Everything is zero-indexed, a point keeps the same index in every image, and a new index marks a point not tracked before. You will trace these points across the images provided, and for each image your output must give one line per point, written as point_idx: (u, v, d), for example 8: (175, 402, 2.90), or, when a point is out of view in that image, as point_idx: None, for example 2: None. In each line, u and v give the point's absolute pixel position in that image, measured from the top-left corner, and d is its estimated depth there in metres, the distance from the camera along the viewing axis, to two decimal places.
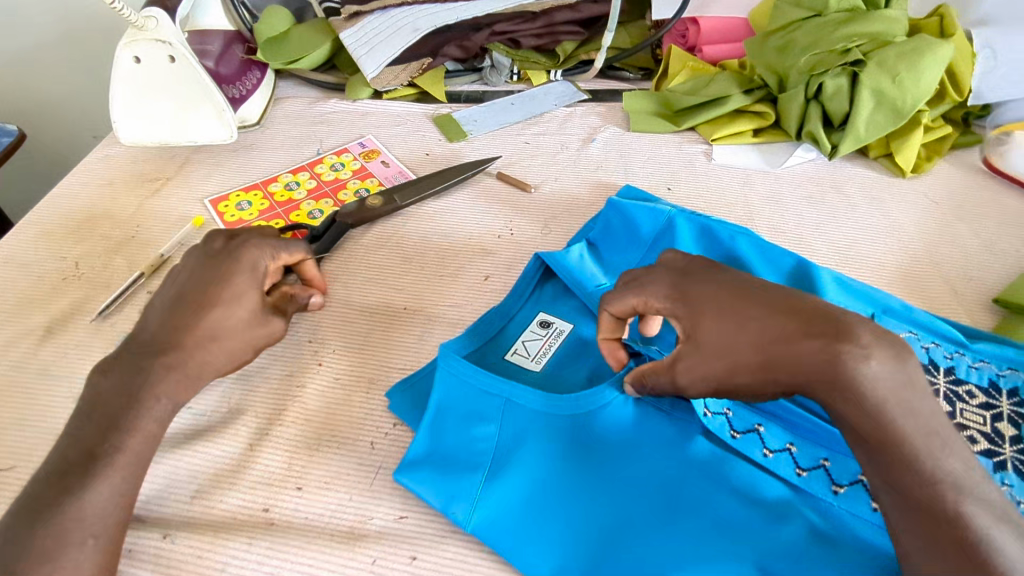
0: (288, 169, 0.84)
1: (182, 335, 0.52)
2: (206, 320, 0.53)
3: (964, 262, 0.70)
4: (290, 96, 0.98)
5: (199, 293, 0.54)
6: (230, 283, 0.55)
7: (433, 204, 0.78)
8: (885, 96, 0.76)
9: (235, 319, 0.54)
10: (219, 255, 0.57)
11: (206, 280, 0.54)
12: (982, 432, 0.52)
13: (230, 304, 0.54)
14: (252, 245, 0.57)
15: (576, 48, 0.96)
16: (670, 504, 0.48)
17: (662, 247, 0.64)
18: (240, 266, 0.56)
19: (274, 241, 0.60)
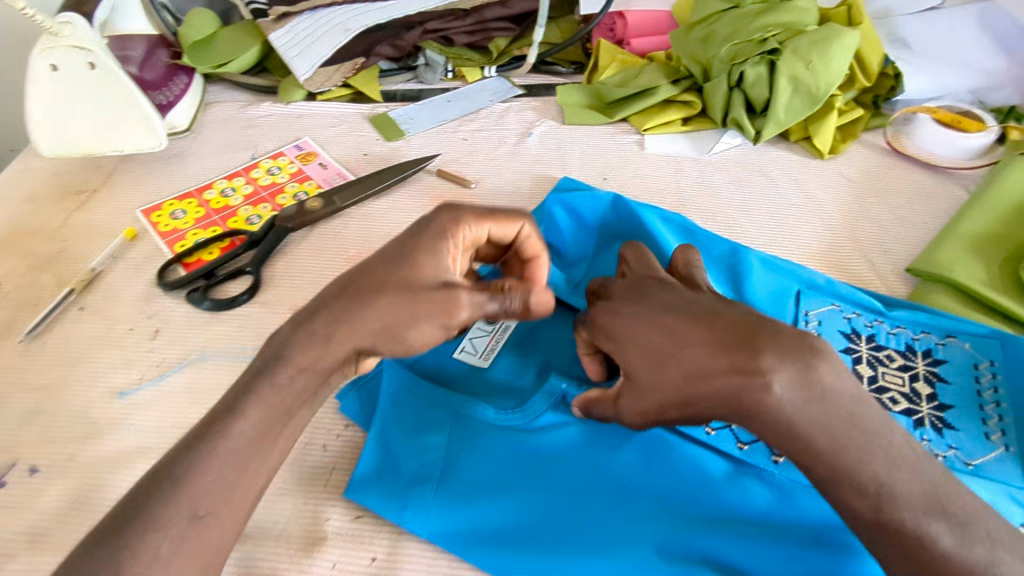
0: (222, 176, 0.82)
1: (404, 299, 0.43)
2: (415, 287, 0.43)
3: (878, 235, 0.75)
4: (220, 100, 0.95)
5: (364, 266, 0.45)
6: (426, 251, 0.45)
7: (374, 204, 0.79)
8: (801, 82, 0.80)
9: (426, 289, 0.43)
10: (417, 228, 0.47)
11: (402, 249, 0.45)
12: (902, 392, 0.56)
13: (419, 273, 0.44)
14: (439, 214, 0.47)
15: (508, 44, 0.98)
16: (627, 488, 0.49)
17: (609, 236, 0.66)
18: (430, 235, 0.45)
19: (481, 211, 0.49)
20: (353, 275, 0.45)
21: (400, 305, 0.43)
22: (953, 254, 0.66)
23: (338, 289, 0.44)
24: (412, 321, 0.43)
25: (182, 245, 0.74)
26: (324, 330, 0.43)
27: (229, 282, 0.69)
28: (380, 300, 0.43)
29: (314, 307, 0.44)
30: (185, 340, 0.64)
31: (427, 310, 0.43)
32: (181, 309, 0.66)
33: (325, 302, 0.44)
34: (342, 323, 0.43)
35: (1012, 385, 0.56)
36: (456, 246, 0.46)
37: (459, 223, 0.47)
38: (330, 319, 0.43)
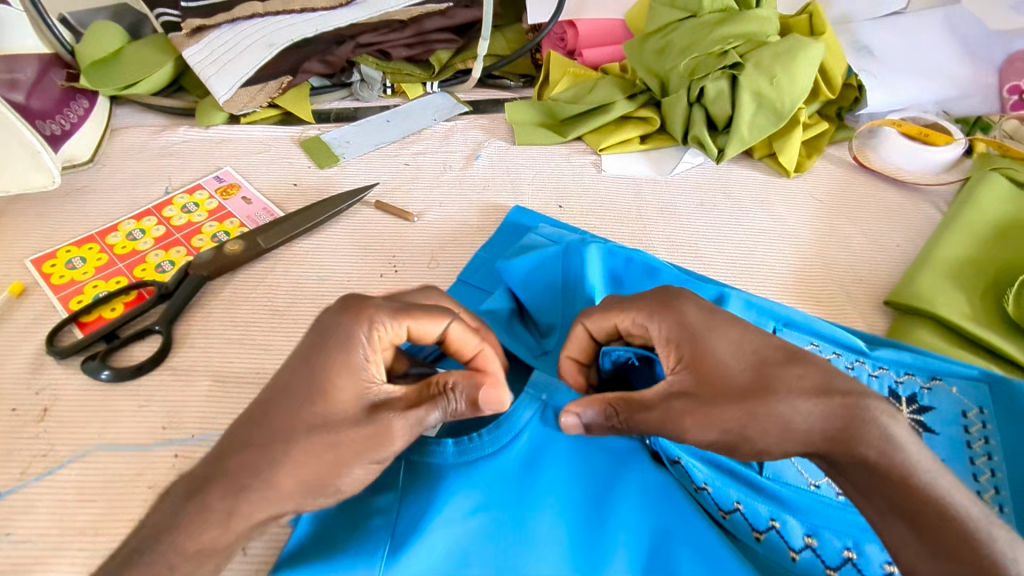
0: (130, 215, 0.73)
1: (321, 441, 0.38)
2: (330, 425, 0.38)
3: (852, 262, 0.70)
4: (129, 125, 0.85)
5: (270, 397, 0.39)
6: (335, 373, 0.40)
7: (304, 243, 0.70)
8: (764, 97, 0.75)
9: (342, 425, 0.39)
10: (321, 339, 0.41)
11: (307, 374, 0.40)
12: None
13: (331, 405, 0.39)
14: (344, 318, 0.42)
15: (452, 57, 0.90)
16: (625, 551, 0.42)
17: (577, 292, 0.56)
18: (342, 353, 0.40)
19: (393, 304, 0.43)
20: (257, 414, 0.39)
21: (316, 449, 0.38)
22: (934, 284, 0.62)
23: (241, 436, 0.38)
24: (338, 461, 0.38)
25: (79, 300, 0.64)
26: (226, 499, 0.37)
27: (134, 344, 0.60)
28: (293, 448, 0.38)
29: (212, 465, 0.37)
30: (80, 421, 0.55)
31: (351, 447, 0.39)
32: (75, 381, 0.57)
33: (227, 451, 0.38)
34: (250, 481, 0.37)
35: (1001, 433, 0.51)
36: (369, 358, 0.41)
37: (367, 327, 0.42)
38: (233, 483, 0.37)
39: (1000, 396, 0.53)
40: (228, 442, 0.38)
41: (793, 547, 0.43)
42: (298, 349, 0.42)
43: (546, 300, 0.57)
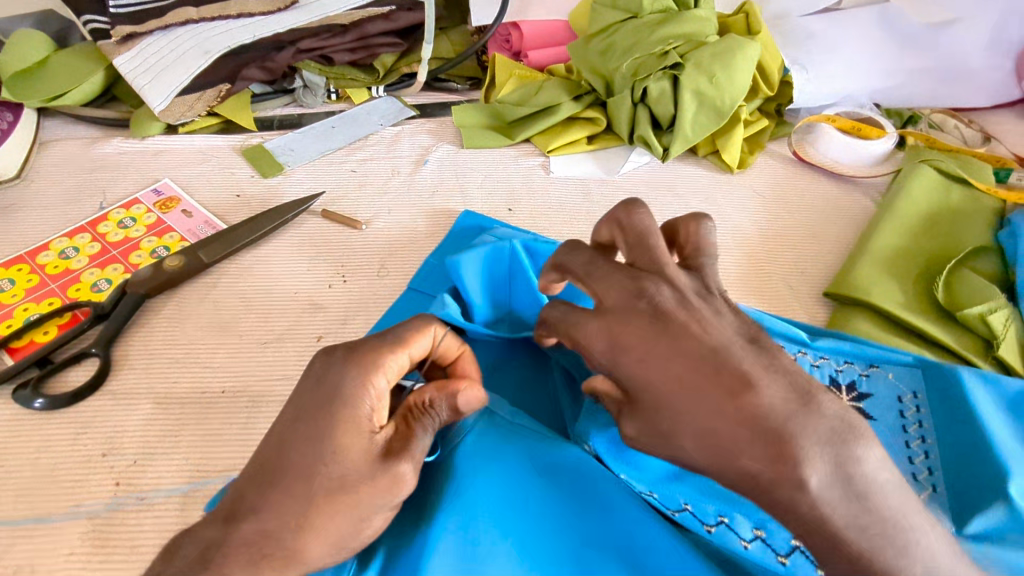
0: (61, 233, 0.70)
1: (342, 499, 0.36)
2: (347, 481, 0.36)
3: (794, 255, 0.72)
4: (59, 137, 0.81)
5: (276, 456, 0.37)
6: (342, 428, 0.38)
7: (248, 255, 0.68)
8: (705, 96, 0.77)
9: (359, 480, 0.36)
10: (322, 395, 0.39)
11: (314, 432, 0.37)
12: None
13: (344, 461, 0.37)
14: (346, 368, 0.40)
15: (397, 60, 0.89)
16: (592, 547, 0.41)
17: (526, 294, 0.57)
18: (348, 406, 0.38)
19: (388, 341, 0.42)
20: (265, 478, 0.36)
21: (337, 508, 0.36)
22: (870, 275, 0.64)
23: (254, 503, 0.35)
24: (361, 514, 0.36)
25: (9, 325, 0.61)
26: (247, 567, 0.34)
27: (70, 369, 0.57)
28: (313, 511, 0.35)
29: (221, 532, 0.34)
30: (11, 452, 0.52)
31: (372, 499, 0.37)
32: (6, 410, 0.54)
33: (239, 518, 0.35)
34: (273, 548, 0.34)
35: (935, 417, 0.53)
36: (375, 402, 0.39)
37: (372, 372, 0.40)
38: (252, 552, 0.34)
39: (933, 381, 0.55)
40: (236, 507, 0.35)
41: (744, 537, 0.42)
42: (299, 405, 0.39)
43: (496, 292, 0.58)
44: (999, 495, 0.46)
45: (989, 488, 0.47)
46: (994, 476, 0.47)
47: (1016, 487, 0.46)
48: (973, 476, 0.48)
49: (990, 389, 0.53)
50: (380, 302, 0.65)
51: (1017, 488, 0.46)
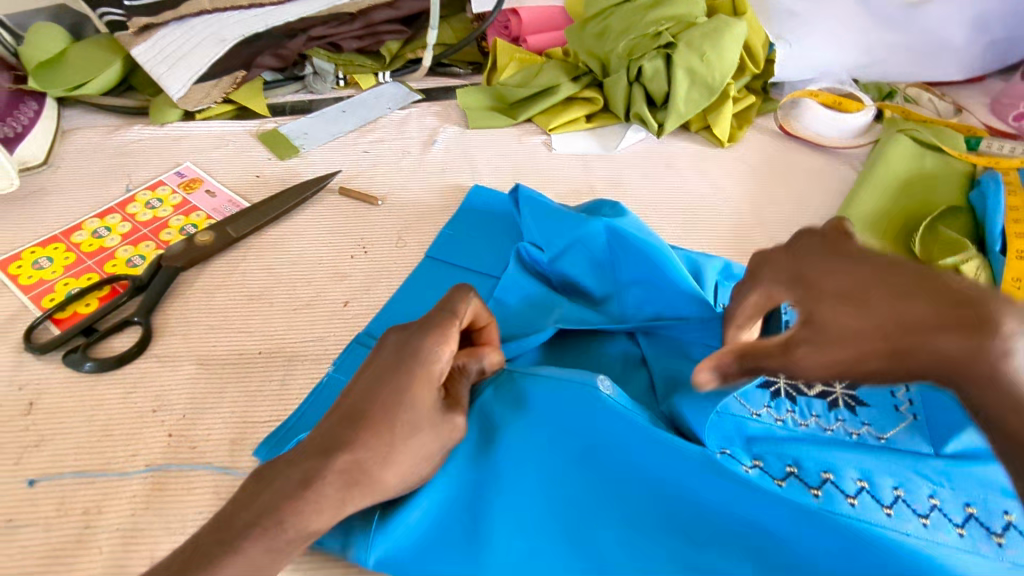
0: (92, 214, 0.73)
1: (417, 440, 0.40)
2: (421, 427, 0.40)
3: (783, 220, 0.77)
4: (80, 126, 0.84)
5: (362, 404, 0.40)
6: (419, 384, 0.41)
7: (272, 230, 0.72)
8: (697, 74, 0.81)
9: (429, 429, 0.41)
10: (400, 355, 0.42)
11: (395, 386, 0.40)
12: None
13: (420, 411, 0.40)
14: (419, 332, 0.43)
15: (402, 47, 0.93)
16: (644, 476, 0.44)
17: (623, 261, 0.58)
18: (424, 367, 0.41)
19: (444, 310, 0.45)
20: (354, 416, 0.40)
21: (414, 447, 0.40)
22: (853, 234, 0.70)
23: (342, 440, 0.39)
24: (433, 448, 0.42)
25: (51, 298, 0.65)
26: (339, 490, 0.39)
27: (114, 336, 0.61)
28: (395, 448, 0.40)
29: (318, 459, 0.39)
30: (66, 410, 0.56)
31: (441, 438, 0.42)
32: (57, 374, 0.58)
33: (335, 450, 0.39)
34: (361, 479, 0.39)
35: None
36: (443, 363, 0.42)
37: (443, 335, 0.43)
38: (344, 480, 0.39)
39: None
40: (331, 441, 0.39)
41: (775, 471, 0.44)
42: (378, 366, 0.42)
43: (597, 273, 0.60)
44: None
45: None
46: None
47: None
48: None
49: None
50: (400, 269, 0.70)
51: None
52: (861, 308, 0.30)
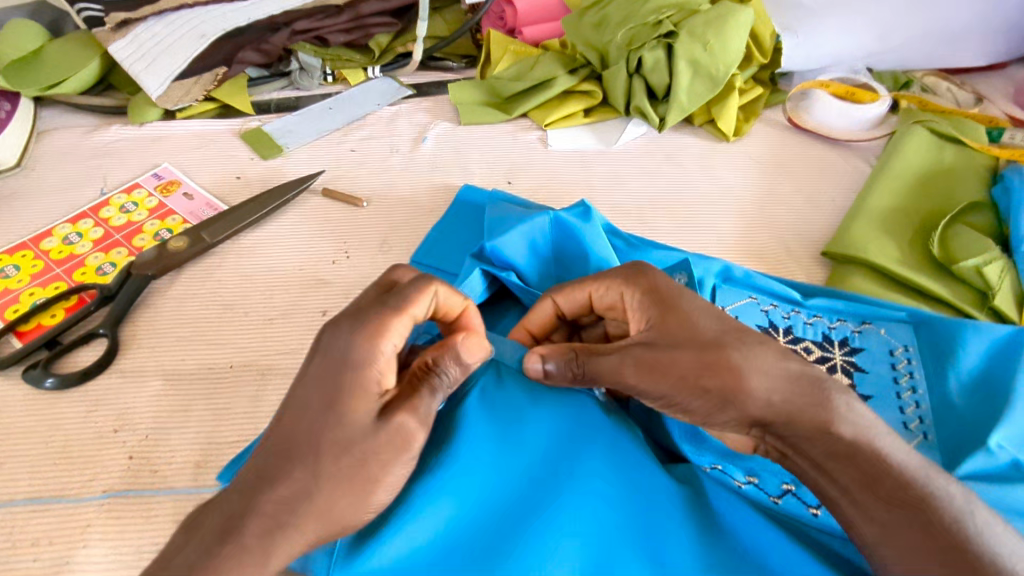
0: (63, 219, 0.70)
1: (349, 463, 0.38)
2: (353, 443, 0.38)
3: (793, 219, 0.73)
4: (57, 126, 0.81)
5: (291, 430, 0.39)
6: (351, 395, 0.40)
7: (251, 234, 0.69)
8: (700, 64, 0.77)
9: (361, 441, 0.39)
10: (335, 368, 0.40)
11: (326, 401, 0.39)
12: None
13: (350, 426, 0.39)
14: (357, 333, 0.41)
15: (391, 40, 0.89)
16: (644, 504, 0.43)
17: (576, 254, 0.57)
18: (358, 374, 0.40)
19: (396, 299, 0.43)
20: (282, 447, 0.38)
21: (348, 472, 0.38)
22: (865, 233, 0.65)
23: (268, 476, 0.37)
24: (369, 477, 0.39)
25: (16, 310, 0.62)
26: (262, 535, 0.36)
27: (79, 350, 0.58)
28: (326, 478, 0.37)
29: (241, 503, 0.37)
30: (22, 430, 0.52)
31: (378, 461, 0.39)
32: (16, 391, 0.55)
33: (261, 487, 0.37)
34: (291, 519, 0.37)
35: (926, 368, 0.54)
36: (380, 367, 0.41)
37: (383, 336, 0.41)
38: (271, 519, 0.36)
39: (925, 336, 0.56)
40: (257, 476, 0.38)
41: (773, 493, 0.46)
42: (315, 376, 0.40)
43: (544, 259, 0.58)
44: (979, 443, 0.48)
45: (975, 436, 0.49)
46: (981, 426, 0.49)
47: (997, 436, 0.47)
48: (970, 423, 0.50)
49: (982, 339, 0.53)
50: None
51: (1001, 437, 0.47)
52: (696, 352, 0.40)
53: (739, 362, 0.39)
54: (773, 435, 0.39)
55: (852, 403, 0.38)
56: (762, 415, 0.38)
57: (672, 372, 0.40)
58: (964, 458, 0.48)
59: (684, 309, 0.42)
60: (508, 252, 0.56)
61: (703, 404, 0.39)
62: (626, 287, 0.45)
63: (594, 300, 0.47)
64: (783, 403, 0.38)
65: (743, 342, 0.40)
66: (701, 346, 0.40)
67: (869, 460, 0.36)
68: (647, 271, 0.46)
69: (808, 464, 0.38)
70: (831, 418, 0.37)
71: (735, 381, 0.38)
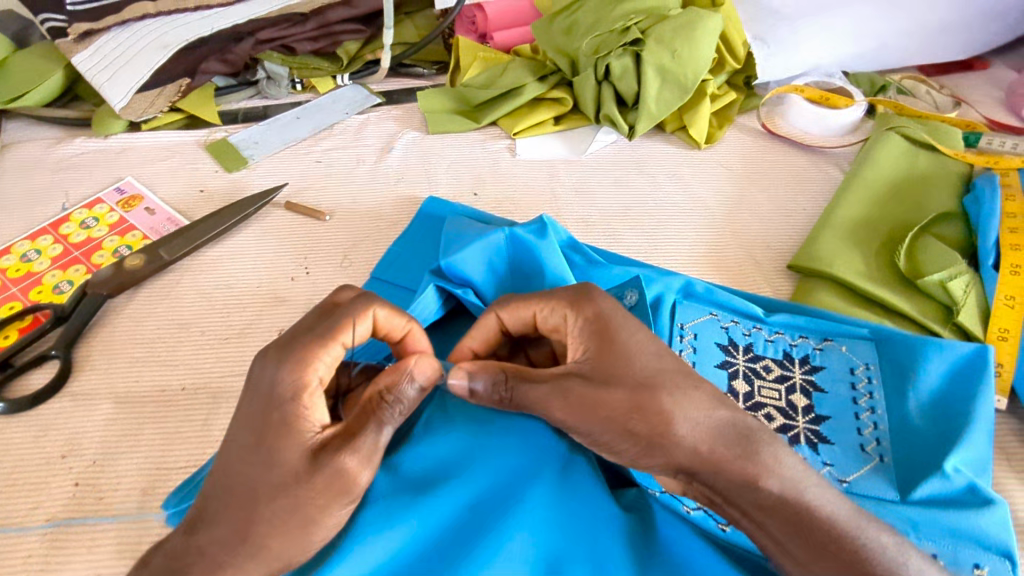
0: (23, 236, 0.69)
1: (282, 505, 0.37)
2: (284, 486, 0.37)
3: (761, 230, 0.72)
4: (21, 140, 0.80)
5: (223, 473, 0.38)
6: (279, 432, 0.38)
7: (210, 250, 0.68)
8: (668, 72, 0.76)
9: (292, 481, 0.37)
10: (263, 405, 0.39)
11: (252, 438, 0.39)
12: (778, 407, 0.53)
13: (278, 465, 0.38)
14: (282, 365, 0.40)
15: (360, 48, 0.87)
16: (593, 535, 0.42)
17: (532, 273, 0.56)
18: (286, 409, 0.39)
19: (323, 326, 0.42)
20: (216, 491, 0.38)
21: (282, 515, 0.37)
22: (832, 246, 0.64)
23: (206, 518, 0.38)
24: (305, 518, 0.38)
25: None
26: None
27: (31, 371, 0.57)
28: (259, 520, 0.37)
29: (184, 542, 0.37)
30: None
31: (314, 502, 0.38)
32: None
33: (198, 528, 0.38)
34: (230, 558, 0.37)
35: (886, 388, 0.53)
36: (309, 401, 0.40)
37: (308, 368, 0.40)
38: (210, 560, 0.37)
39: (888, 353, 0.55)
40: (197, 516, 0.38)
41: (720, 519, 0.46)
42: (245, 412, 0.40)
43: (502, 278, 0.57)
44: (934, 467, 0.47)
45: (931, 459, 0.48)
46: (938, 449, 0.48)
47: (953, 460, 0.47)
48: (929, 445, 0.49)
49: (944, 358, 0.52)
50: None
51: (957, 460, 0.47)
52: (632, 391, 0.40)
53: (667, 406, 0.39)
54: (700, 483, 0.40)
55: (780, 455, 0.39)
56: (689, 463, 0.39)
57: (604, 412, 0.40)
58: (919, 482, 0.47)
59: (624, 345, 0.42)
60: (462, 271, 0.55)
61: (630, 447, 0.40)
62: (569, 308, 0.44)
63: (539, 321, 0.46)
64: (709, 453, 0.39)
65: (675, 385, 0.40)
66: (634, 386, 0.40)
67: (796, 511, 0.38)
68: (591, 293, 0.45)
69: (740, 513, 0.40)
70: (758, 470, 0.38)
71: (663, 426, 0.39)
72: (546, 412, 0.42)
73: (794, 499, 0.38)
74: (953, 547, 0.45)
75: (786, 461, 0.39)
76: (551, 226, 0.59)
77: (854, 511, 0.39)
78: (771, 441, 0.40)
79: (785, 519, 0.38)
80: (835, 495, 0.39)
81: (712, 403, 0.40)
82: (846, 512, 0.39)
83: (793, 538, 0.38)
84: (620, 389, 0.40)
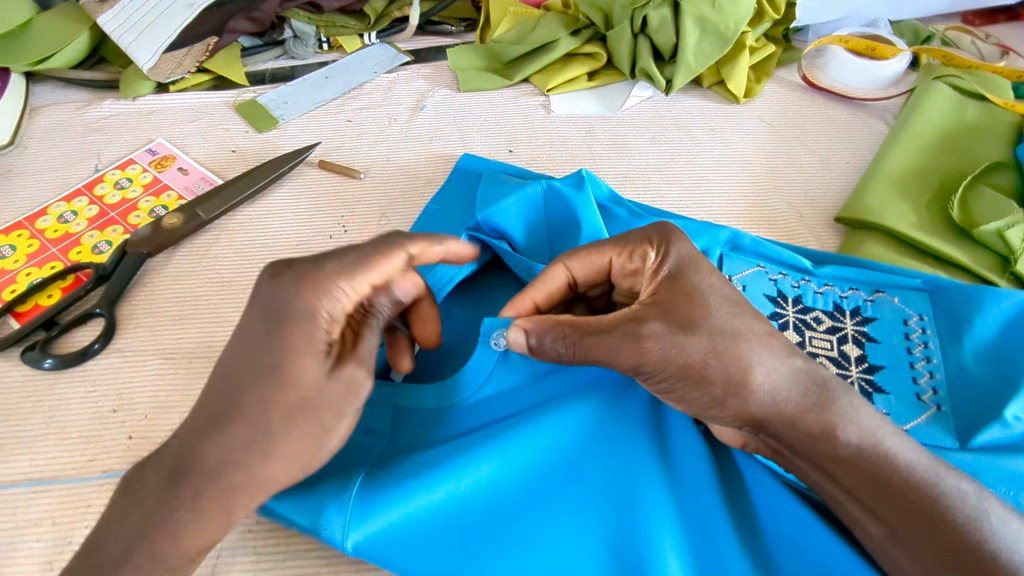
0: (59, 198, 0.69)
1: (296, 414, 0.37)
2: (302, 395, 0.37)
3: (804, 184, 0.70)
4: (49, 102, 0.79)
5: (227, 388, 0.37)
6: (293, 346, 0.37)
7: (246, 210, 0.67)
8: (708, 22, 0.73)
9: (312, 389, 0.37)
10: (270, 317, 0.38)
11: (263, 354, 0.37)
12: (830, 357, 0.52)
13: (295, 375, 0.37)
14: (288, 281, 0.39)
15: (387, 5, 0.86)
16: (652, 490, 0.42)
17: (570, 228, 0.54)
18: (299, 323, 0.38)
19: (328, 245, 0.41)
20: (223, 410, 0.36)
21: (294, 422, 0.37)
22: (881, 196, 0.63)
23: (213, 430, 0.36)
24: (319, 426, 0.38)
25: (13, 290, 0.61)
26: (214, 493, 0.36)
27: (76, 330, 0.57)
28: (270, 434, 0.36)
29: (189, 457, 0.36)
30: (19, 410, 0.52)
31: (327, 408, 0.38)
32: (16, 371, 0.54)
33: (203, 442, 0.36)
34: (237, 473, 0.36)
35: (941, 338, 0.52)
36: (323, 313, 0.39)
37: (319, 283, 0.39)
38: (221, 476, 0.36)
39: (940, 303, 0.53)
40: (199, 434, 0.36)
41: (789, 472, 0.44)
42: (246, 327, 0.38)
43: (541, 232, 0.55)
44: (994, 416, 0.46)
45: (988, 407, 0.47)
46: (996, 397, 0.48)
47: (1014, 407, 0.46)
48: (986, 393, 0.48)
49: (1001, 307, 0.51)
50: None
51: (1017, 409, 0.46)
52: (713, 341, 0.39)
53: (748, 358, 0.39)
54: (771, 433, 0.40)
55: (856, 406, 0.39)
56: (765, 413, 0.39)
57: (682, 363, 0.39)
58: (978, 430, 0.47)
59: (700, 298, 0.41)
60: (498, 224, 0.53)
61: (707, 397, 0.39)
62: (642, 246, 0.44)
63: (615, 269, 0.45)
64: (786, 403, 0.39)
65: (753, 336, 0.40)
66: (713, 332, 0.39)
67: (868, 473, 0.38)
68: (667, 236, 0.44)
69: (812, 463, 0.39)
70: (835, 420, 0.38)
71: (743, 378, 0.38)
72: (616, 363, 0.40)
73: (872, 449, 0.38)
74: (1013, 493, 0.44)
75: (863, 411, 0.39)
76: (589, 178, 0.58)
77: (934, 461, 0.39)
78: (846, 390, 0.40)
79: (865, 468, 0.38)
80: (913, 443, 0.39)
81: (787, 355, 0.40)
82: (928, 460, 0.39)
83: (871, 488, 0.38)
84: (699, 339, 0.39)
